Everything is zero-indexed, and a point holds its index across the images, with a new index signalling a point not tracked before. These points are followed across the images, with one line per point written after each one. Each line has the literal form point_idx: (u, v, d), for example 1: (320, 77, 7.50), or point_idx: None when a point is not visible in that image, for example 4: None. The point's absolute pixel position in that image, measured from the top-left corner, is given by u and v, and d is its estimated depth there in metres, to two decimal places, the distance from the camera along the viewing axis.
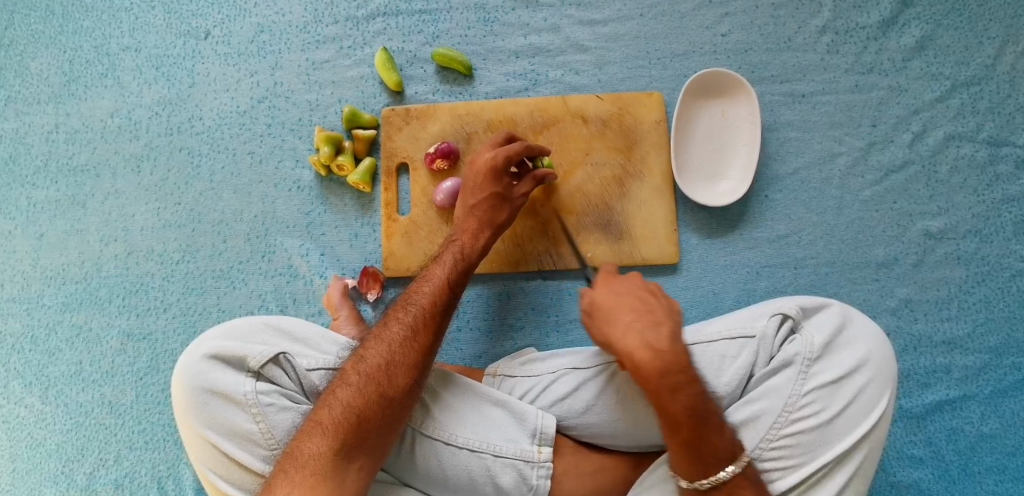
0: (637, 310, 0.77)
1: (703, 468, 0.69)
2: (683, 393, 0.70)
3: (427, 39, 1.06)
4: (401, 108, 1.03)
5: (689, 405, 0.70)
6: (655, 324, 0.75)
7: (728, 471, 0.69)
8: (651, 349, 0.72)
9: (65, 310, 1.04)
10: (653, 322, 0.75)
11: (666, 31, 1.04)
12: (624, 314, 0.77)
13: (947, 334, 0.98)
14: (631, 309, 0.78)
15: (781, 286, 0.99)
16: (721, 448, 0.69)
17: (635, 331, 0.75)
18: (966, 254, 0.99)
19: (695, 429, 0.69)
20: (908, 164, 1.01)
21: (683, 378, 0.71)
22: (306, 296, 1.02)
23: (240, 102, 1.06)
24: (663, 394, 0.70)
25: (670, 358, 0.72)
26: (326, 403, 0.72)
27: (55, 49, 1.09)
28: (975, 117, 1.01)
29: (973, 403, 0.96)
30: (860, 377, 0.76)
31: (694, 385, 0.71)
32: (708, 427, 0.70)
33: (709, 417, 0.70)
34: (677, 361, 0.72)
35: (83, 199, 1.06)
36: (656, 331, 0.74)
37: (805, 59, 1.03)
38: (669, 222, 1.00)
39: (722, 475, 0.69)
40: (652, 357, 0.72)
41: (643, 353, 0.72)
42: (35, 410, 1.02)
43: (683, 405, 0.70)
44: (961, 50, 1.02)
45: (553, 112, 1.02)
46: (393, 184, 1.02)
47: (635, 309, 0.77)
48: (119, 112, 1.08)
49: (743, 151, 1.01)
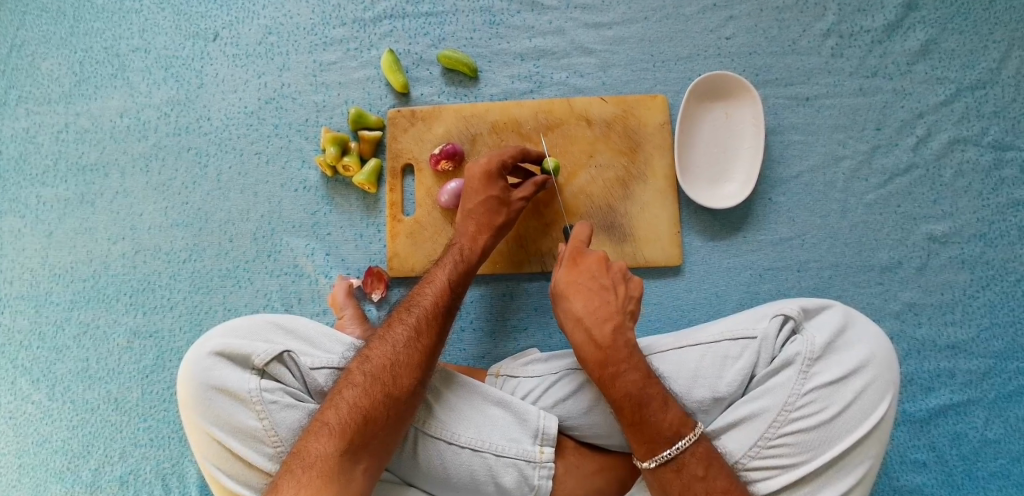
0: (590, 303, 0.82)
1: (650, 447, 0.75)
2: (623, 379, 0.77)
3: (433, 41, 1.06)
4: (406, 109, 1.04)
5: (626, 392, 0.76)
6: (606, 319, 0.81)
7: (675, 448, 0.74)
8: (593, 344, 0.79)
9: (73, 307, 1.05)
10: (602, 318, 0.81)
11: (670, 34, 1.05)
12: (579, 305, 0.83)
13: (951, 338, 0.98)
14: (586, 300, 0.82)
15: (784, 289, 0.99)
16: (666, 428, 0.74)
17: (583, 327, 0.81)
18: (970, 258, 0.99)
19: (636, 412, 0.75)
20: (912, 168, 1.01)
21: (623, 368, 0.77)
22: (310, 295, 1.02)
23: (247, 103, 1.07)
24: (605, 382, 0.77)
25: (611, 351, 0.78)
26: (333, 403, 0.72)
27: (65, 50, 1.10)
28: (980, 121, 1.01)
29: (977, 407, 0.96)
30: (861, 377, 0.76)
31: (637, 373, 0.77)
32: (650, 408, 0.75)
33: (653, 401, 0.75)
34: (618, 354, 0.78)
35: (92, 198, 1.07)
36: (603, 326, 0.80)
37: (810, 63, 1.03)
38: (673, 225, 1.00)
39: (668, 453, 0.74)
40: (594, 351, 0.79)
41: (587, 348, 0.80)
42: (42, 406, 1.03)
43: (622, 392, 0.76)
44: (966, 54, 1.02)
45: (558, 114, 1.02)
46: (398, 185, 1.03)
47: (589, 303, 0.82)
48: (128, 113, 1.09)
49: (746, 153, 1.01)
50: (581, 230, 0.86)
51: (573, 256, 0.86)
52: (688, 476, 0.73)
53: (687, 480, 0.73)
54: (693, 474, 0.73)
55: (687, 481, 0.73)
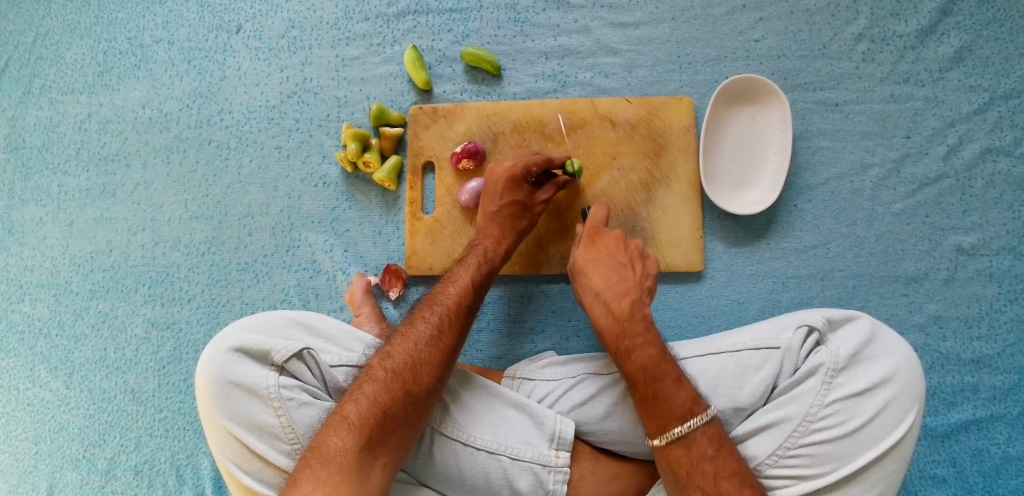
0: (608, 279, 0.86)
1: (662, 423, 0.75)
2: (639, 352, 0.79)
3: (457, 37, 1.05)
4: (428, 106, 1.03)
5: (643, 364, 0.78)
6: (623, 294, 0.85)
7: (686, 426, 0.74)
8: (611, 316, 0.83)
9: (92, 297, 1.06)
10: (620, 292, 0.85)
11: (698, 35, 1.03)
12: (597, 280, 0.86)
13: (976, 352, 0.96)
14: (605, 276, 0.86)
15: (807, 298, 0.98)
16: (678, 405, 0.75)
17: (602, 301, 0.85)
18: (999, 271, 0.97)
19: (650, 385, 0.77)
20: (942, 178, 0.98)
21: (639, 341, 0.80)
22: (328, 291, 1.02)
23: (269, 96, 1.07)
24: (621, 354, 0.80)
25: (629, 324, 0.82)
26: (352, 399, 0.72)
27: (90, 40, 1.10)
28: (1013, 131, 0.98)
29: (1000, 423, 0.94)
30: (886, 390, 0.75)
31: (653, 347, 0.79)
32: (662, 384, 0.76)
33: (667, 377, 0.77)
34: (636, 328, 0.81)
35: (113, 189, 1.08)
36: (621, 300, 0.84)
37: (840, 68, 1.01)
38: (695, 230, 0.99)
39: (679, 430, 0.74)
40: (612, 323, 0.83)
41: (605, 320, 0.83)
42: (60, 394, 1.04)
43: (639, 364, 0.78)
44: (1002, 62, 0.99)
45: (581, 114, 1.01)
46: (418, 183, 1.02)
47: (607, 277, 0.86)
48: (150, 104, 1.09)
49: (772, 159, 0.99)
50: (599, 210, 0.92)
51: (591, 235, 0.90)
52: (698, 456, 0.73)
53: (695, 459, 0.73)
54: (702, 453, 0.73)
55: (696, 459, 0.73)
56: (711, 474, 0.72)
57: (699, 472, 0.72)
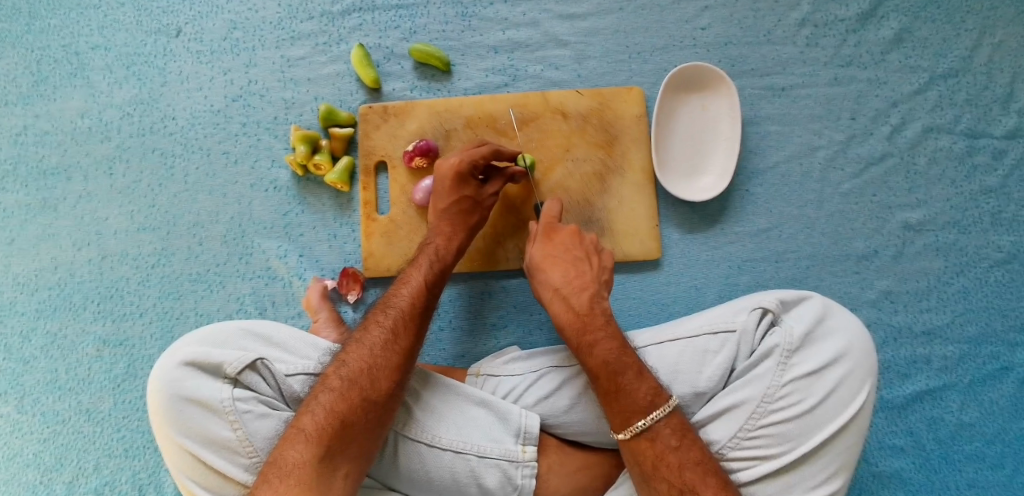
0: (567, 274, 0.87)
1: (626, 417, 0.75)
2: (600, 347, 0.80)
3: (404, 34, 1.04)
4: (378, 105, 1.02)
5: (604, 358, 0.78)
6: (582, 288, 0.86)
7: (649, 419, 0.74)
8: (571, 312, 0.84)
9: (39, 317, 1.02)
10: (579, 287, 0.86)
11: (646, 25, 1.03)
12: (556, 276, 0.87)
13: (926, 324, 0.98)
14: (564, 272, 0.87)
15: (763, 280, 0.99)
16: (641, 397, 0.75)
17: (561, 296, 0.85)
18: (945, 245, 1.00)
19: (613, 379, 0.77)
20: (887, 156, 1.01)
21: (600, 336, 0.81)
22: (285, 298, 1.00)
23: (214, 101, 1.04)
24: (583, 349, 0.80)
25: (589, 319, 0.83)
26: (308, 409, 0.72)
27: (21, 49, 1.06)
28: (952, 109, 1.01)
29: (951, 392, 0.97)
30: (839, 368, 0.77)
31: (614, 342, 0.80)
32: (626, 377, 0.77)
33: (629, 369, 0.77)
34: (596, 322, 0.83)
35: (54, 203, 1.04)
36: (580, 295, 0.85)
37: (785, 52, 1.03)
38: (651, 218, 1.00)
39: (643, 423, 0.74)
40: (572, 319, 0.83)
41: (565, 315, 0.84)
42: (10, 419, 1.00)
43: (600, 358, 0.79)
44: (939, 42, 1.02)
45: (533, 108, 1.01)
46: (371, 183, 1.01)
47: (566, 273, 0.87)
48: (90, 114, 1.05)
49: (723, 145, 1.00)
50: (553, 205, 0.93)
51: (547, 232, 0.91)
52: (662, 447, 0.74)
53: (661, 450, 0.74)
54: (666, 445, 0.74)
55: (660, 451, 0.73)
56: (676, 465, 0.72)
57: (664, 463, 0.73)
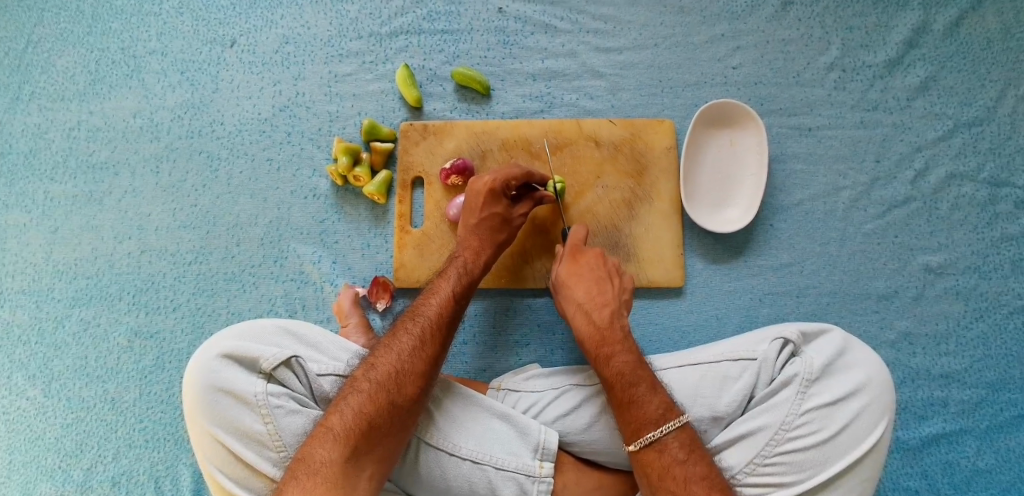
0: (590, 291, 0.89)
1: (635, 428, 0.77)
2: (617, 358, 0.82)
3: (448, 58, 1.09)
4: (419, 123, 1.06)
5: (620, 369, 0.81)
6: (603, 304, 0.88)
7: (660, 431, 0.76)
8: (591, 325, 0.87)
9: (74, 305, 1.05)
10: (601, 303, 0.88)
11: (679, 61, 1.08)
12: (579, 292, 0.90)
13: (945, 368, 0.99)
14: (587, 289, 0.90)
15: (783, 314, 1.01)
16: (652, 410, 0.77)
17: (584, 310, 0.88)
18: (965, 290, 1.01)
19: (627, 390, 0.80)
20: (910, 200, 1.03)
21: (617, 348, 0.84)
22: (315, 302, 1.03)
23: (262, 109, 1.09)
24: (600, 359, 0.83)
25: (608, 332, 0.85)
26: (337, 410, 0.73)
27: (82, 49, 1.11)
28: (975, 157, 1.04)
29: (969, 437, 0.98)
30: (858, 400, 0.78)
31: (630, 354, 0.83)
32: (639, 389, 0.79)
33: (642, 382, 0.80)
34: (614, 336, 0.85)
35: (100, 196, 1.08)
36: (601, 310, 0.87)
37: (813, 95, 1.06)
38: (676, 246, 1.02)
39: (653, 435, 0.76)
40: (592, 332, 0.86)
41: (586, 329, 0.87)
42: (37, 403, 1.02)
43: (616, 369, 0.81)
44: (964, 92, 1.05)
45: (567, 135, 1.05)
46: (407, 197, 1.04)
47: (589, 290, 0.89)
48: (142, 113, 1.10)
49: (750, 180, 1.03)
50: (581, 229, 0.95)
51: (573, 252, 0.93)
52: (669, 459, 0.75)
53: (668, 463, 0.75)
54: (673, 457, 0.75)
55: (667, 463, 0.75)
56: (682, 478, 0.73)
57: (670, 475, 0.74)
